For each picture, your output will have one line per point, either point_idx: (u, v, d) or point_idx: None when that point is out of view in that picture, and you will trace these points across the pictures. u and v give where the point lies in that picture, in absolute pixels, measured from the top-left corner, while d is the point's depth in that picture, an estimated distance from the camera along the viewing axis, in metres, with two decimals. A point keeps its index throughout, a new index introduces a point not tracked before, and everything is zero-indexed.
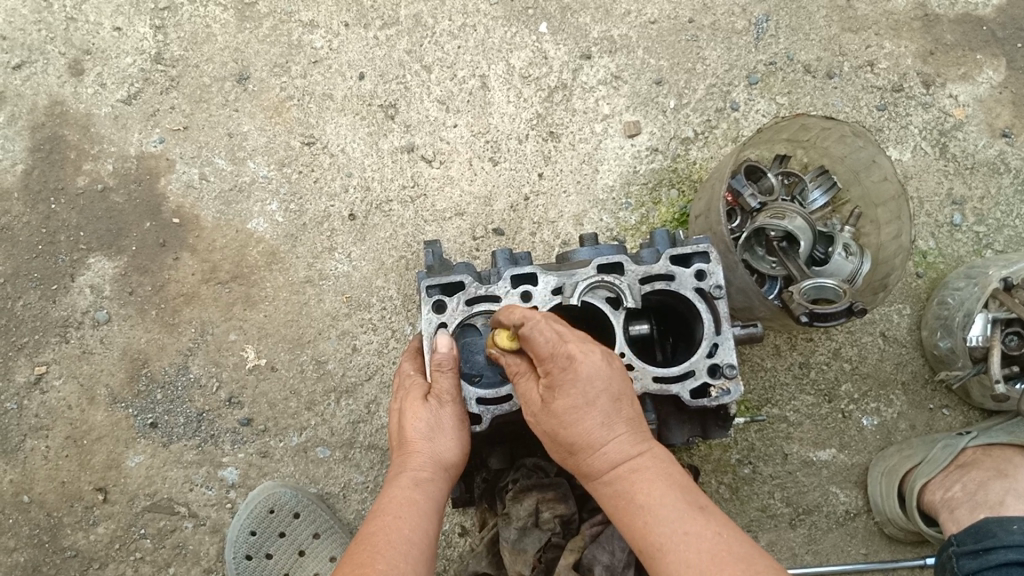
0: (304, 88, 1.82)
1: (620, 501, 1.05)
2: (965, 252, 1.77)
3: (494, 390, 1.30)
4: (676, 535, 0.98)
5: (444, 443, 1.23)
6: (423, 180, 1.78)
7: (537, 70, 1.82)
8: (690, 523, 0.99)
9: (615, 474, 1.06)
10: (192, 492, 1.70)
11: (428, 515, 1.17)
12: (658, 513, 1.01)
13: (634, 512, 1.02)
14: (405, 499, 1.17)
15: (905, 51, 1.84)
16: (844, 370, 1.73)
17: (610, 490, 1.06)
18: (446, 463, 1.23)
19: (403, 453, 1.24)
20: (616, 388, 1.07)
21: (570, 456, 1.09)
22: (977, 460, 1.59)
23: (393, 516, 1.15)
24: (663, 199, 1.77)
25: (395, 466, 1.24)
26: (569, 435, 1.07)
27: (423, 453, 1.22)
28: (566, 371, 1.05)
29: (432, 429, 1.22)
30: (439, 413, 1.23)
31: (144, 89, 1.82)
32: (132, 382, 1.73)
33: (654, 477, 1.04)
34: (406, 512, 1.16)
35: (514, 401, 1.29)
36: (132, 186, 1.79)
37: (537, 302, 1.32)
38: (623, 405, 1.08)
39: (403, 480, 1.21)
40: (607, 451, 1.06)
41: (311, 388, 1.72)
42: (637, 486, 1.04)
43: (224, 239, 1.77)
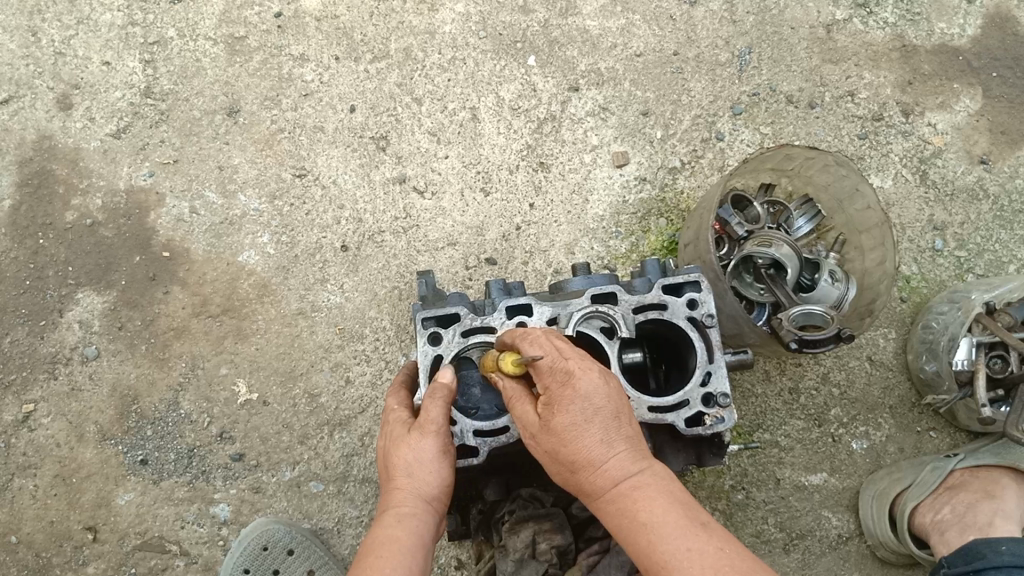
0: (295, 121, 1.83)
1: (622, 519, 1.01)
2: (947, 277, 1.80)
3: (491, 422, 1.30)
4: (679, 552, 0.95)
5: (431, 478, 1.19)
6: (415, 212, 1.79)
7: (526, 102, 1.84)
8: (694, 539, 0.96)
9: (617, 491, 1.03)
10: (184, 530, 1.68)
11: (416, 553, 1.12)
12: (658, 527, 0.98)
13: (635, 529, 0.99)
14: (387, 539, 1.12)
15: (884, 81, 1.88)
16: (833, 395, 1.75)
17: (612, 509, 1.03)
18: (432, 498, 1.18)
19: (388, 490, 1.20)
20: (615, 404, 1.07)
21: (570, 475, 1.06)
22: (965, 482, 1.61)
23: (378, 554, 1.10)
24: (652, 228, 1.79)
25: (383, 503, 1.20)
26: (569, 454, 1.05)
27: (409, 489, 1.18)
28: (563, 387, 1.06)
29: (418, 463, 1.19)
30: (421, 446, 1.19)
31: (134, 122, 1.82)
32: (122, 418, 1.71)
33: (655, 493, 1.01)
34: (393, 550, 1.11)
35: (512, 433, 1.30)
36: (122, 221, 1.78)
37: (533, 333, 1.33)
38: (623, 421, 1.06)
39: (390, 517, 1.16)
40: (608, 469, 1.03)
41: (304, 422, 1.71)
42: (638, 502, 1.01)
43: (215, 272, 1.76)
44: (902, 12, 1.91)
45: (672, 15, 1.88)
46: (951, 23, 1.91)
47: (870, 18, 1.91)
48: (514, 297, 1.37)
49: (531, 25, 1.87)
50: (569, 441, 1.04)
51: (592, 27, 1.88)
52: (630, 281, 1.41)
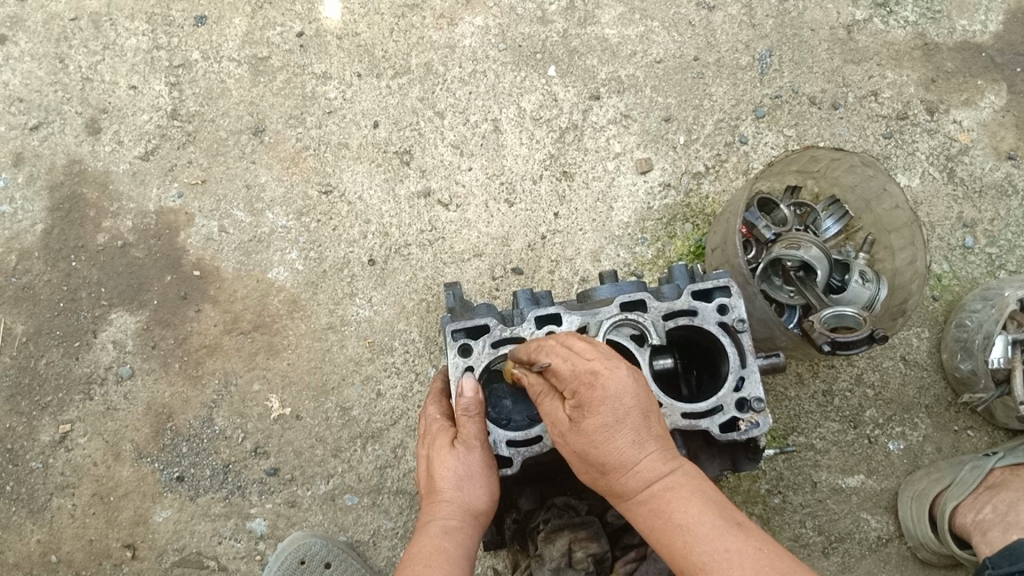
0: (320, 138, 1.85)
1: (656, 521, 1.00)
2: (979, 274, 1.79)
3: (523, 432, 1.28)
4: (716, 552, 0.94)
5: (474, 491, 1.21)
6: (441, 224, 1.80)
7: (548, 112, 1.85)
8: (729, 538, 0.95)
9: (650, 492, 1.01)
10: (221, 545, 1.69)
11: (461, 563, 1.16)
12: (691, 526, 0.97)
13: (671, 532, 0.98)
14: (433, 547, 1.16)
15: (907, 79, 1.88)
16: (868, 396, 1.74)
17: (644, 509, 1.02)
18: (475, 510, 1.21)
19: (431, 499, 1.23)
20: (643, 404, 1.02)
21: (600, 476, 1.04)
22: (1006, 481, 1.59)
23: (423, 565, 1.14)
24: (678, 232, 1.79)
25: (425, 512, 1.22)
26: (600, 456, 1.02)
27: (451, 501, 1.21)
28: (586, 389, 1.01)
29: (461, 477, 1.21)
30: (467, 460, 1.22)
31: (161, 144, 1.85)
32: (158, 436, 1.73)
33: (687, 494, 1.00)
34: (439, 560, 1.15)
35: (545, 442, 1.28)
36: (152, 242, 1.80)
37: None
38: (652, 421, 1.03)
39: (433, 528, 1.19)
40: (640, 469, 1.01)
41: (336, 435, 1.72)
42: (673, 504, 1.00)
43: (245, 289, 1.78)
44: (922, 11, 1.91)
45: (691, 21, 1.89)
46: (972, 20, 1.91)
47: (891, 17, 1.91)
48: (543, 306, 1.35)
49: (550, 36, 1.89)
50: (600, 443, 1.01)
51: (611, 36, 1.89)
52: (659, 287, 1.40)
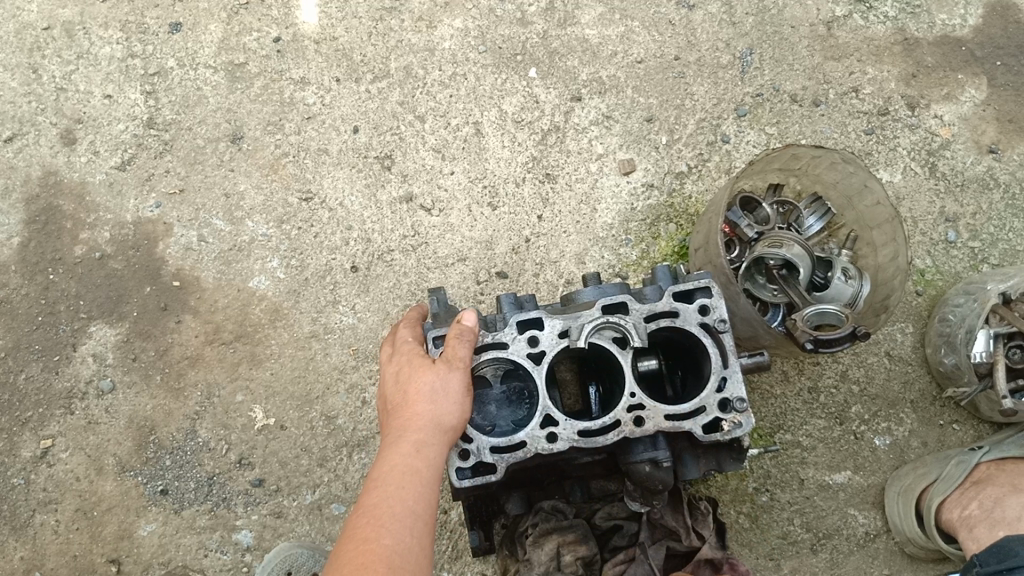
0: (299, 145, 1.83)
1: None
2: (962, 268, 1.79)
3: (507, 438, 1.26)
4: None
5: (449, 408, 1.18)
6: (424, 229, 1.79)
7: (529, 114, 1.84)
8: None
9: None
10: (207, 558, 1.67)
11: (433, 485, 1.12)
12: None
13: None
14: (406, 466, 1.11)
15: (888, 75, 1.88)
16: (853, 392, 1.74)
17: None
18: (447, 426, 1.17)
19: (401, 416, 1.17)
20: None
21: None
22: (991, 476, 1.60)
23: (397, 488, 1.09)
24: (662, 233, 1.78)
25: (394, 427, 1.17)
26: None
27: (424, 417, 1.16)
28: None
29: (440, 393, 1.18)
30: (447, 378, 1.19)
31: (138, 154, 1.83)
32: (141, 449, 1.71)
33: None
34: (412, 483, 1.10)
35: (529, 449, 1.27)
36: (131, 253, 1.78)
37: (545, 347, 1.30)
38: None
39: (404, 446, 1.13)
40: None
41: (322, 445, 1.70)
42: None
43: (226, 299, 1.76)
44: (901, 6, 1.91)
45: (671, 20, 1.88)
46: (952, 14, 1.91)
47: (870, 13, 1.91)
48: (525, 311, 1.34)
49: (530, 37, 1.87)
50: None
51: (591, 36, 1.88)
52: (641, 289, 1.38)
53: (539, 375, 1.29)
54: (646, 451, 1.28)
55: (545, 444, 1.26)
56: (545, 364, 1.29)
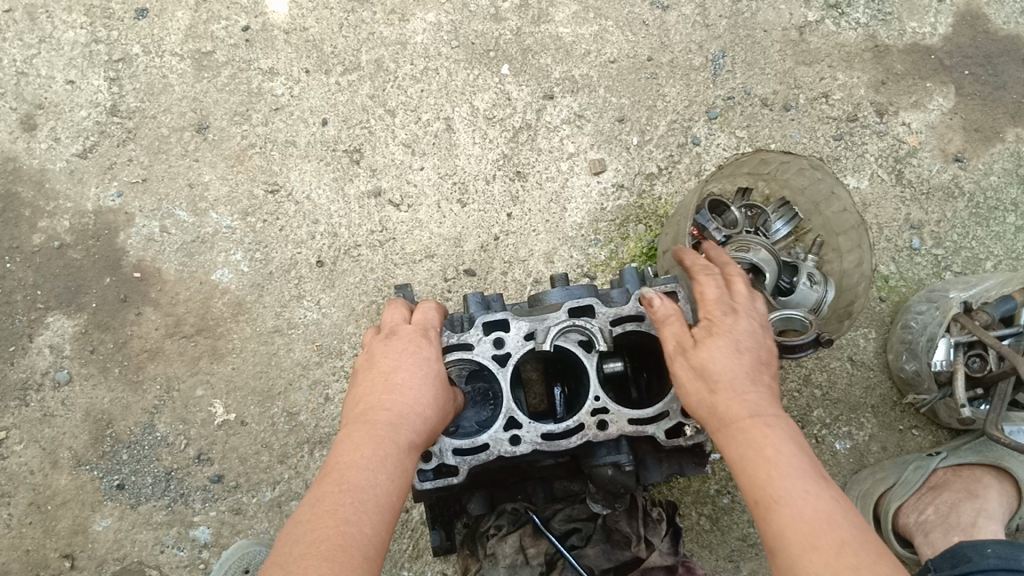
0: (266, 136, 1.80)
1: (749, 447, 1.03)
2: (925, 275, 1.80)
3: (470, 440, 1.25)
4: (798, 496, 0.97)
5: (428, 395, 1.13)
6: (392, 224, 1.77)
7: (501, 111, 1.83)
8: (808, 486, 0.98)
9: (750, 423, 1.04)
10: (163, 554, 1.65)
11: (404, 468, 1.06)
12: (787, 479, 0.99)
13: (759, 464, 1.01)
14: (377, 444, 1.06)
15: (858, 81, 1.89)
16: (815, 396, 1.75)
17: (746, 445, 1.03)
18: (425, 412, 1.12)
19: (371, 399, 1.12)
20: (755, 338, 1.13)
21: (706, 395, 1.08)
22: (948, 482, 1.61)
23: (363, 463, 1.04)
24: (631, 234, 1.78)
25: (361, 411, 1.11)
26: (707, 378, 1.08)
27: (400, 400, 1.11)
28: (732, 320, 1.14)
29: (417, 381, 1.13)
30: (422, 366, 1.15)
31: (100, 142, 1.79)
32: (97, 443, 1.68)
33: (778, 444, 1.02)
34: (378, 459, 1.05)
35: (491, 451, 1.25)
36: (91, 242, 1.75)
37: (511, 349, 1.28)
38: (741, 336, 1.12)
39: (375, 424, 1.08)
40: (739, 400, 1.06)
41: (282, 441, 1.68)
42: (762, 439, 1.03)
43: (187, 291, 1.73)
44: (873, 13, 1.92)
45: (644, 21, 1.88)
46: (922, 22, 1.92)
47: (842, 19, 1.91)
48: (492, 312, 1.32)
49: (503, 33, 1.86)
50: (740, 462, 1.03)
51: (564, 34, 1.87)
52: (608, 292, 1.36)
53: (504, 378, 1.27)
54: (609, 455, 1.26)
55: (508, 446, 1.25)
56: (510, 366, 1.28)
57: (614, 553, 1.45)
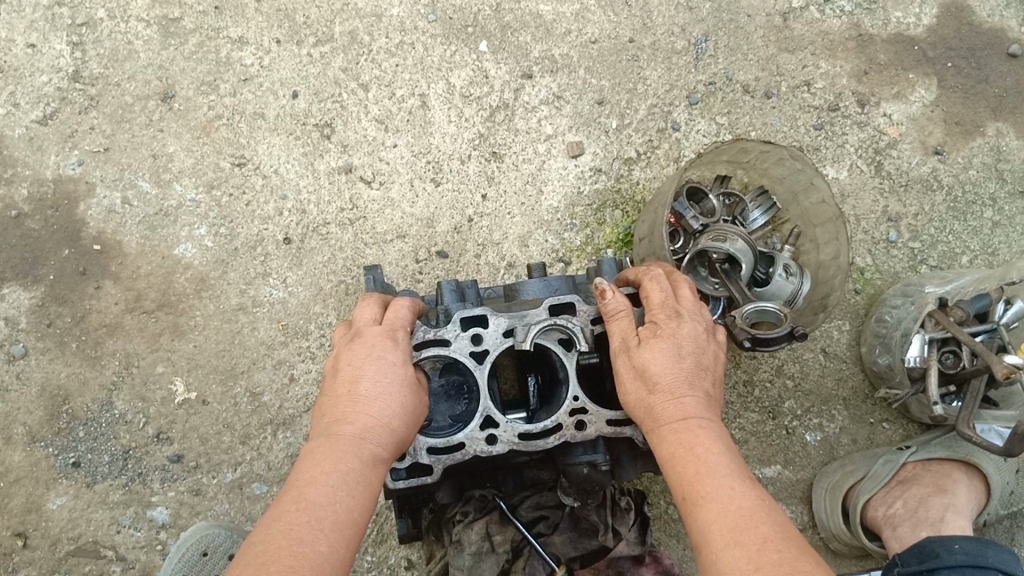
0: (234, 107, 1.75)
1: (680, 448, 1.05)
2: (901, 268, 1.79)
3: (445, 438, 1.21)
4: (722, 493, 1.00)
5: (393, 404, 1.09)
6: (363, 202, 1.72)
7: (478, 89, 1.78)
8: (734, 488, 1.01)
9: (685, 425, 1.07)
10: (119, 535, 1.61)
11: (364, 482, 1.04)
12: (716, 480, 1.01)
13: (688, 460, 1.04)
14: (336, 460, 1.03)
15: (840, 70, 1.86)
16: (787, 387, 1.74)
17: (672, 444, 1.06)
18: (389, 422, 1.08)
19: (336, 410, 1.09)
20: (701, 346, 1.14)
21: (646, 395, 1.10)
22: (917, 476, 1.61)
23: (322, 481, 1.01)
24: (607, 219, 1.75)
25: (326, 425, 1.08)
26: (649, 381, 1.10)
27: (362, 411, 1.08)
28: (679, 322, 1.15)
29: (380, 389, 1.09)
30: (389, 372, 1.11)
31: (62, 108, 1.72)
32: (52, 419, 1.63)
33: (709, 446, 1.05)
34: (337, 475, 1.02)
35: (467, 450, 1.21)
36: (49, 212, 1.69)
37: (489, 346, 1.23)
38: (688, 343, 1.13)
39: (337, 440, 1.06)
40: (676, 403, 1.09)
41: (245, 421, 1.64)
42: (693, 440, 1.06)
43: (149, 266, 1.68)
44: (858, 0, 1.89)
45: (627, 1, 1.83)
46: (907, 12, 1.90)
47: (827, 6, 1.88)
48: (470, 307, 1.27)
49: (482, 9, 1.81)
50: (669, 456, 1.06)
51: (544, 12, 1.82)
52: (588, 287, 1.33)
53: (482, 375, 1.23)
54: (585, 453, 1.24)
55: (484, 445, 1.21)
56: (488, 363, 1.23)
57: (581, 542, 1.42)
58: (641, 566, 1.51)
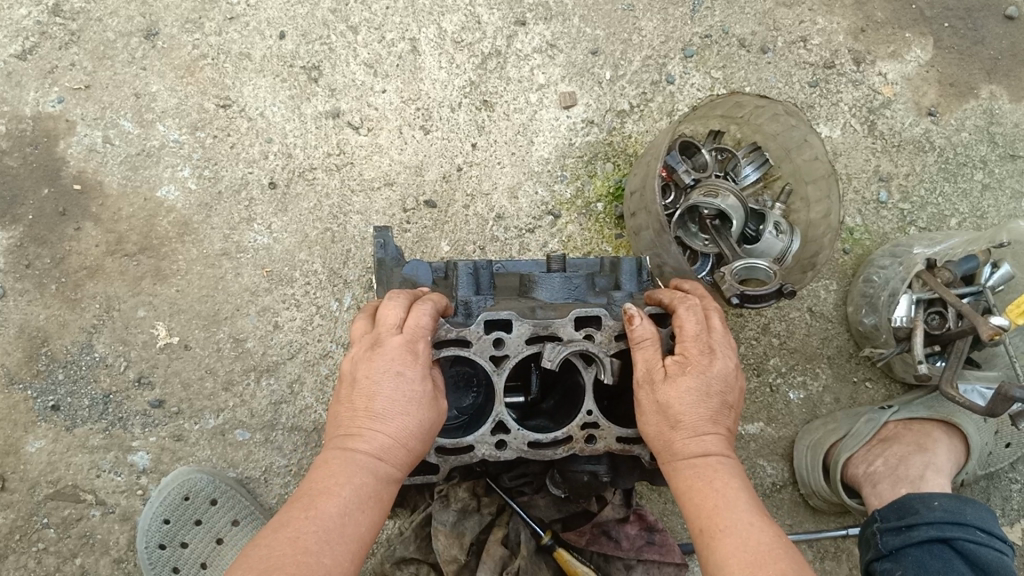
0: (219, 47, 1.70)
1: (699, 483, 1.05)
2: (890, 229, 1.79)
3: (454, 439, 1.17)
4: (741, 524, 1.01)
5: (411, 423, 1.06)
6: (350, 148, 1.69)
7: (470, 35, 1.74)
8: (753, 519, 1.01)
9: (704, 461, 1.07)
10: (99, 479, 1.59)
11: (373, 500, 1.02)
12: (734, 511, 1.02)
13: (706, 493, 1.04)
14: (350, 475, 1.02)
15: (838, 27, 1.83)
16: (773, 345, 1.74)
17: (690, 477, 1.06)
18: (405, 441, 1.06)
19: (354, 421, 1.07)
20: (727, 383, 1.12)
21: (667, 431, 1.09)
22: (899, 435, 1.62)
23: (333, 492, 1.00)
24: (598, 172, 1.73)
25: (342, 436, 1.06)
26: (672, 416, 1.08)
27: (380, 427, 1.05)
28: (707, 356, 1.12)
29: (398, 405, 1.06)
30: (410, 388, 1.07)
31: (41, 43, 1.67)
32: (31, 361, 1.61)
33: (728, 480, 1.05)
34: (349, 490, 1.01)
35: (475, 452, 1.17)
36: (27, 149, 1.64)
37: (510, 352, 1.17)
38: (716, 381, 1.10)
39: (354, 454, 1.04)
40: (697, 441, 1.08)
41: (228, 367, 1.62)
42: (713, 476, 1.05)
43: (131, 207, 1.65)
44: None
45: None
46: None
47: None
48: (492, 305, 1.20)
49: None
50: (686, 488, 1.06)
51: None
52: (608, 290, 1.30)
53: (499, 383, 1.17)
54: (588, 463, 1.21)
55: (493, 450, 1.17)
56: (506, 368, 1.18)
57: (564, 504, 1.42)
58: (627, 524, 1.48)
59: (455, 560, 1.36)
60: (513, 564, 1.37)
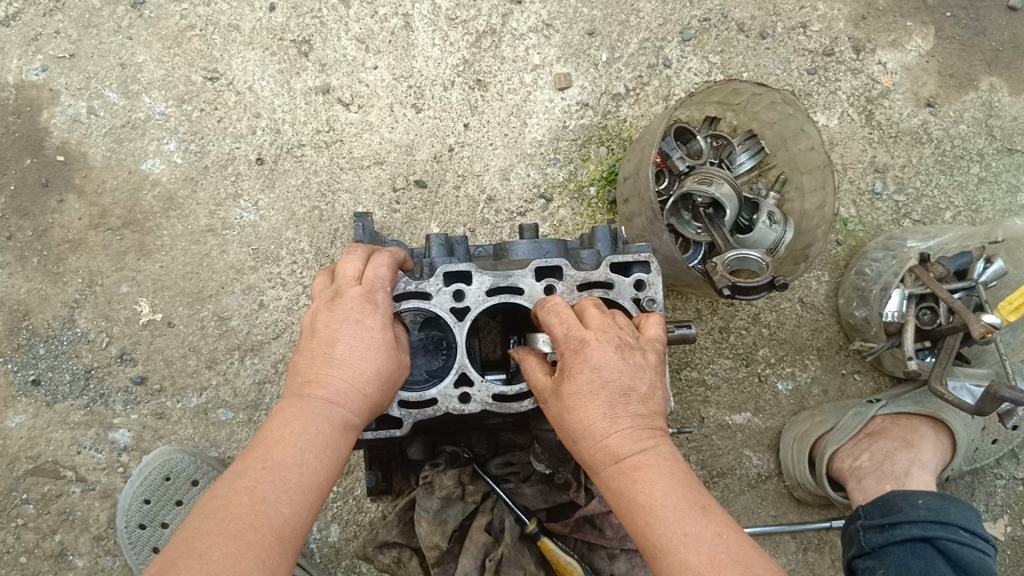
0: (208, 17, 1.66)
1: (624, 495, 0.94)
2: (884, 221, 1.77)
3: (418, 392, 1.15)
4: (675, 535, 0.88)
5: (371, 370, 1.03)
6: (340, 125, 1.66)
7: (465, 12, 1.71)
8: (688, 522, 0.88)
9: (621, 468, 0.95)
10: (80, 455, 1.58)
11: (331, 447, 0.98)
12: (665, 518, 0.89)
13: (634, 509, 0.92)
14: (307, 422, 0.98)
15: (838, 14, 1.80)
16: (763, 335, 1.73)
17: (616, 489, 0.95)
18: (364, 388, 1.03)
19: (309, 369, 1.03)
20: (625, 372, 0.99)
21: (580, 449, 0.99)
22: (884, 430, 1.61)
23: (290, 440, 0.96)
24: (592, 156, 1.70)
25: (298, 383, 1.02)
26: (572, 432, 0.98)
27: (338, 374, 1.02)
28: (579, 354, 1.01)
29: (357, 353, 1.03)
30: (370, 337, 1.04)
31: (25, 9, 1.63)
32: (11, 335, 1.58)
33: (656, 479, 0.93)
34: (306, 437, 0.97)
35: (439, 406, 1.16)
36: (10, 118, 1.61)
37: (471, 304, 1.17)
38: (598, 376, 0.98)
39: (310, 401, 1.00)
40: (609, 447, 0.96)
41: (211, 346, 1.60)
42: (636, 483, 0.93)
43: (114, 180, 1.62)
44: None
45: None
46: None
47: None
48: (455, 261, 1.21)
49: None
50: (617, 505, 0.95)
51: None
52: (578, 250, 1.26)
53: (460, 333, 1.17)
54: None
55: (457, 403, 1.16)
56: (468, 321, 1.17)
57: (551, 495, 1.42)
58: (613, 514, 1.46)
59: (437, 547, 1.33)
60: (496, 550, 1.35)
